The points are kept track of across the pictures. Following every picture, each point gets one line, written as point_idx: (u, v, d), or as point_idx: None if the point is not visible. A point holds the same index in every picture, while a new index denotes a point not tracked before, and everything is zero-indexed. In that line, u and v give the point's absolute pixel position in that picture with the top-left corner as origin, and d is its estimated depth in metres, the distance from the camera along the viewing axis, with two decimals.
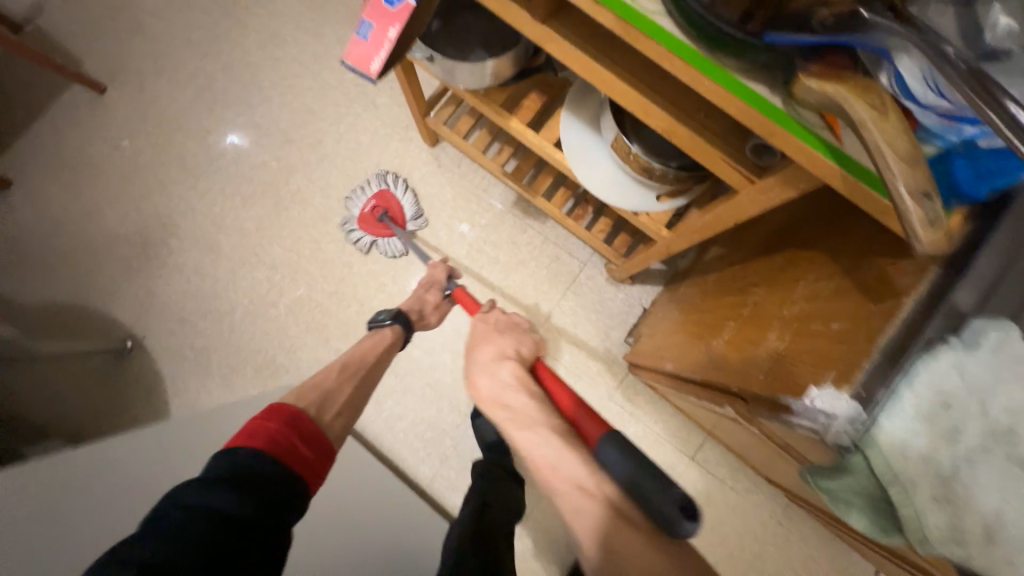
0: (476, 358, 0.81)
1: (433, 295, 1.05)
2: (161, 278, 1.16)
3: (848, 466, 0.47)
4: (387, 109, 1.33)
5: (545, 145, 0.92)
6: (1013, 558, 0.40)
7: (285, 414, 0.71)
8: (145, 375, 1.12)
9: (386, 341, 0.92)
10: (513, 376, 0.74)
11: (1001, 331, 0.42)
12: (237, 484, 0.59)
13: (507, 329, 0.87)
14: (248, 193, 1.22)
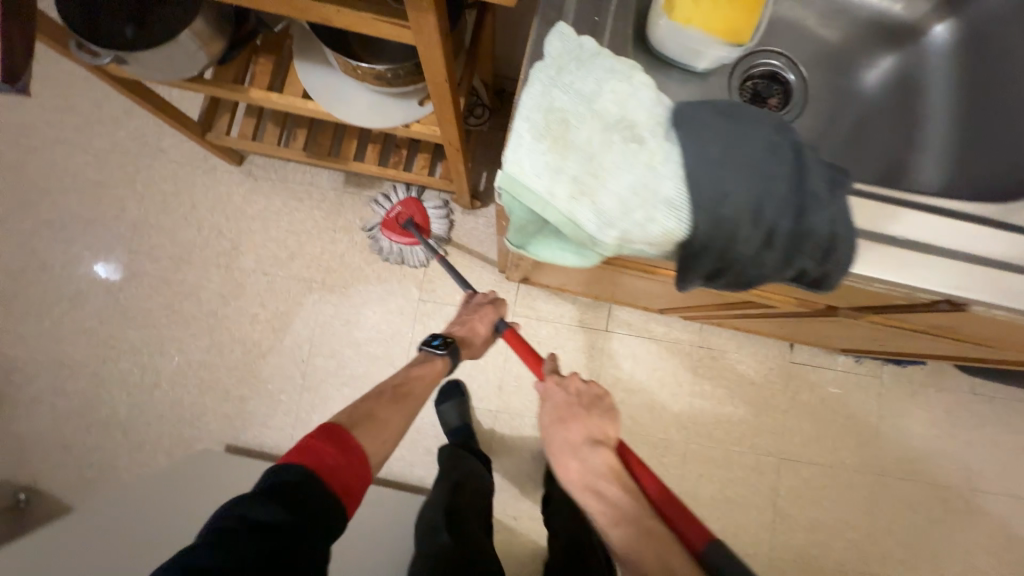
0: (555, 436, 0.68)
1: (484, 322, 0.88)
2: (41, 411, 1.13)
3: (528, 226, 0.38)
4: (177, 147, 1.21)
5: (297, 102, 0.78)
6: (676, 220, 0.35)
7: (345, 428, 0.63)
8: (54, 516, 1.10)
9: (436, 371, 0.79)
10: (608, 464, 0.63)
11: (574, 39, 0.37)
12: (285, 497, 0.54)
13: (595, 403, 0.71)
14: (75, 293, 1.16)
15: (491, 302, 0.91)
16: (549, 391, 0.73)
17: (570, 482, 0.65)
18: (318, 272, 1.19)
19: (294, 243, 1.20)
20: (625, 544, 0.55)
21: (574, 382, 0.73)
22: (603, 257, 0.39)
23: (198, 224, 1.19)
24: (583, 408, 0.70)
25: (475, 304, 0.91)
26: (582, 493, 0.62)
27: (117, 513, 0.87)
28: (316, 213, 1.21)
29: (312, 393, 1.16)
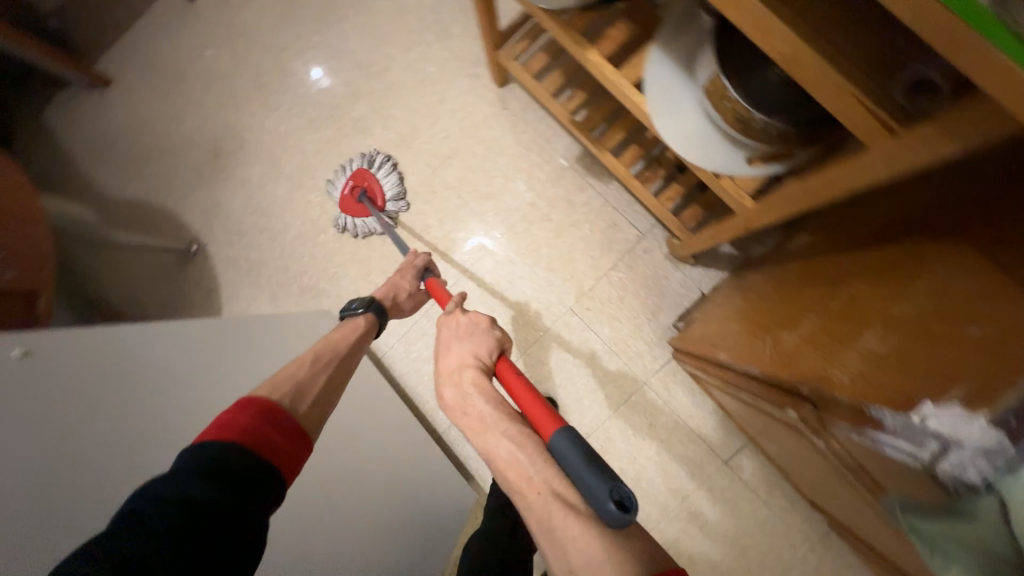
0: (439, 362, 0.66)
1: (407, 280, 0.90)
2: (239, 193, 1.27)
3: (970, 512, 0.33)
4: (460, 40, 1.20)
5: (624, 88, 0.69)
6: None
7: (263, 399, 0.56)
8: (204, 276, 1.26)
9: (359, 330, 0.76)
10: (474, 383, 0.61)
11: None
12: (211, 476, 0.45)
13: (473, 330, 0.68)
14: (313, 116, 1.26)
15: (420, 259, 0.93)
16: (445, 322, 0.71)
17: (445, 403, 0.62)
18: (500, 223, 1.16)
19: (498, 184, 1.17)
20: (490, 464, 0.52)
21: (454, 316, 0.70)
22: None
23: (434, 118, 1.20)
24: (466, 337, 0.67)
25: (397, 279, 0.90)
26: (453, 410, 0.60)
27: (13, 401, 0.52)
28: (534, 171, 1.15)
29: (430, 322, 1.18)
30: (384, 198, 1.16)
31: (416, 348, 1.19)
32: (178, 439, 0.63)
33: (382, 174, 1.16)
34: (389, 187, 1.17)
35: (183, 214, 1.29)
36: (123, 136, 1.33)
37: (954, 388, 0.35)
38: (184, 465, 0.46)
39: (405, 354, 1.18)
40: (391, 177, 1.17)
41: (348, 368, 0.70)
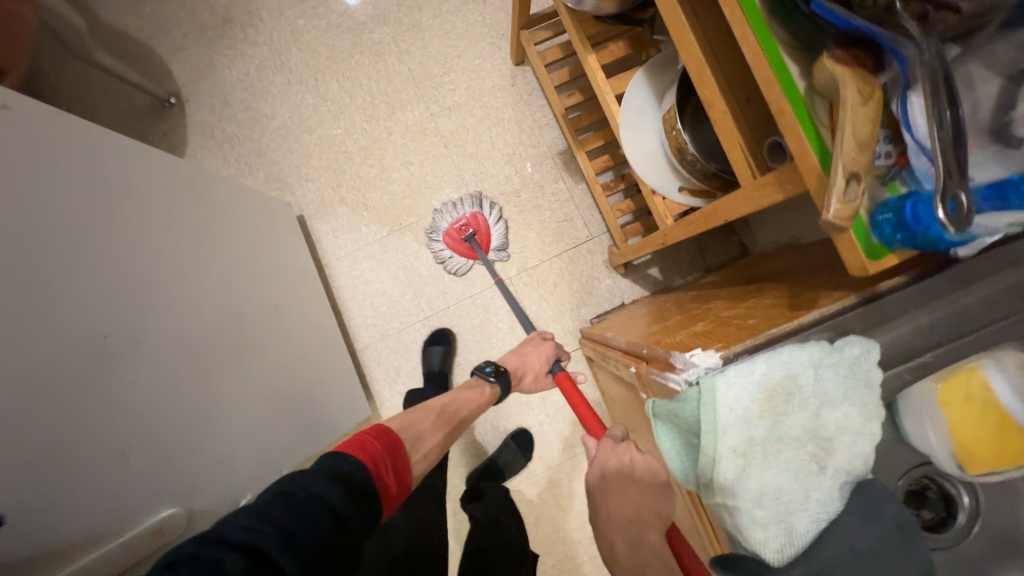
0: (608, 504, 0.58)
1: (536, 358, 1.00)
2: (237, 67, 1.27)
3: (678, 403, 0.39)
4: (495, 8, 1.27)
5: (607, 95, 0.80)
6: (767, 525, 0.35)
7: (393, 435, 0.75)
8: (174, 130, 1.26)
9: (481, 399, 0.92)
10: (656, 549, 0.53)
11: (865, 348, 0.36)
12: (347, 485, 0.61)
13: (652, 477, 0.59)
14: (335, 22, 1.27)
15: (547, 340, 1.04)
16: (600, 451, 0.65)
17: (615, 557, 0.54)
18: (475, 184, 1.25)
19: (484, 149, 1.26)
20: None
21: (626, 449, 0.62)
22: (696, 479, 0.39)
23: (447, 69, 1.27)
24: (637, 478, 0.59)
25: (528, 357, 1.01)
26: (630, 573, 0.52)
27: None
28: (520, 150, 1.25)
29: (380, 249, 1.24)
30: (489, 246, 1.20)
31: (360, 268, 1.25)
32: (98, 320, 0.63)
33: (496, 223, 1.21)
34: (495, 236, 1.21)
35: (171, 64, 1.27)
36: None
37: (716, 343, 0.44)
38: (327, 469, 0.63)
39: (348, 270, 1.24)
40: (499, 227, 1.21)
41: (459, 429, 0.88)
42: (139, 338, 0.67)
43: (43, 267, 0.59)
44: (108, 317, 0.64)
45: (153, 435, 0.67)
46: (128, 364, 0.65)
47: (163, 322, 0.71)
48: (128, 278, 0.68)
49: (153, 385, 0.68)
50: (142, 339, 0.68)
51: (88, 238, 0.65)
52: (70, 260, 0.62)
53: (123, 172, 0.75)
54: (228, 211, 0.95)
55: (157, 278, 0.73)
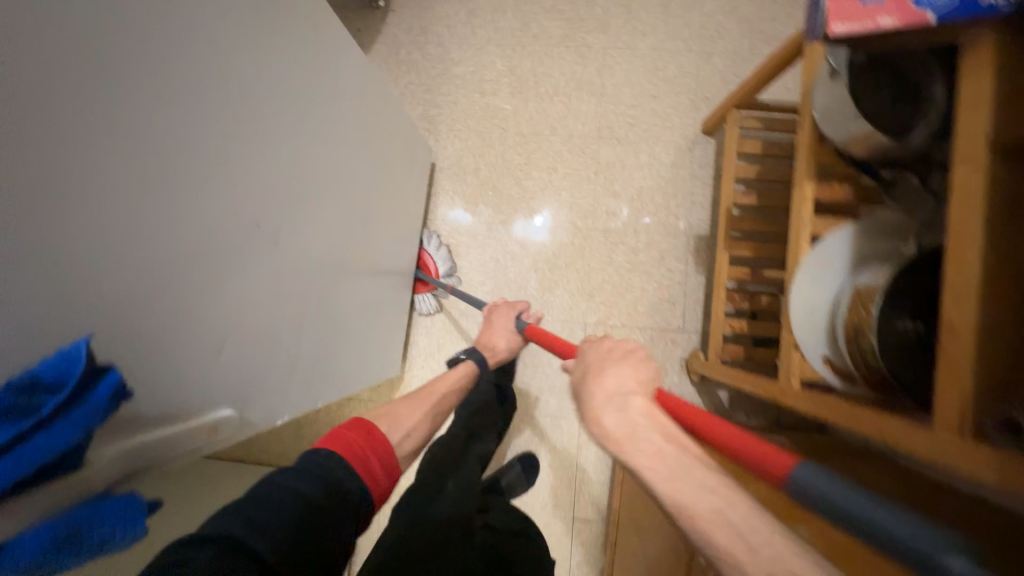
0: (583, 401, 0.52)
1: (502, 321, 1.02)
2: (450, 4, 1.27)
3: None
4: (712, 71, 1.21)
5: (802, 232, 0.75)
6: None
7: (369, 423, 0.66)
8: (366, 29, 1.28)
9: (457, 376, 0.91)
10: (645, 410, 0.48)
11: None
12: (331, 484, 0.54)
13: (628, 354, 0.58)
14: (558, 8, 1.25)
15: (502, 309, 1.05)
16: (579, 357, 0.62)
17: (602, 437, 0.47)
18: (601, 221, 1.21)
19: (629, 193, 1.21)
20: (735, 546, 0.36)
21: (593, 345, 0.62)
22: None
23: (636, 103, 1.22)
24: (620, 359, 0.57)
25: (495, 322, 1.03)
26: (622, 442, 0.45)
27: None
28: (659, 212, 1.20)
29: (483, 232, 1.23)
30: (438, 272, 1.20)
31: (456, 238, 1.24)
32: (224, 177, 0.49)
33: (437, 250, 1.21)
34: (441, 261, 1.21)
35: None
36: None
37: None
38: (308, 467, 0.54)
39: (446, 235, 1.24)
40: (442, 251, 1.21)
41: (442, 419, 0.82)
42: (279, 235, 0.60)
43: (251, 131, 0.52)
44: (268, 210, 0.57)
45: (255, 297, 0.56)
46: (265, 260, 0.58)
47: (301, 227, 0.65)
48: (298, 172, 0.62)
49: (277, 278, 0.61)
50: (282, 239, 0.61)
51: (289, 117, 0.59)
52: (272, 134, 0.55)
53: (331, 63, 0.70)
54: (376, 143, 0.90)
55: (314, 180, 0.67)
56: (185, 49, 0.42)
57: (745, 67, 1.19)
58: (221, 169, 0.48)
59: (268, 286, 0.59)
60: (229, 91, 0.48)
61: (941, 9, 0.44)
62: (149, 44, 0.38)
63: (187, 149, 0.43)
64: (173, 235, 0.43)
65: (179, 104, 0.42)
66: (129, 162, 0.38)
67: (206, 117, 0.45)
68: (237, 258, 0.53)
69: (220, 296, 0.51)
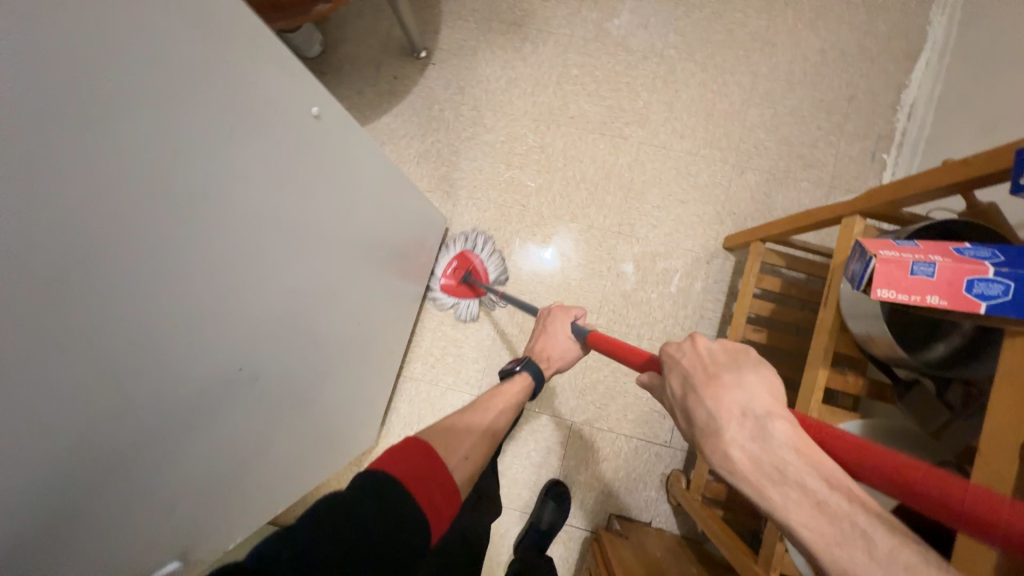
0: (704, 429, 0.46)
1: (558, 328, 0.93)
2: (492, 67, 1.24)
3: None
4: (745, 185, 1.18)
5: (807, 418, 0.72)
6: None
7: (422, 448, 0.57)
8: (403, 78, 1.25)
9: (515, 388, 0.84)
10: (793, 446, 0.41)
11: None
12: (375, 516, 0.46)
13: (741, 361, 0.48)
14: (600, 91, 1.22)
15: (560, 314, 0.96)
16: (677, 361, 0.53)
17: (733, 470, 0.43)
18: (607, 318, 1.18)
19: (640, 295, 1.18)
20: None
21: (697, 347, 0.52)
22: None
23: (662, 205, 1.19)
24: (732, 370, 0.47)
25: (553, 325, 0.95)
26: (766, 489, 0.40)
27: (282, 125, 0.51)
28: (667, 319, 1.17)
29: (486, 306, 1.20)
30: (488, 279, 1.16)
31: (457, 307, 1.20)
32: (212, 317, 0.46)
33: (489, 256, 1.17)
34: (490, 267, 1.17)
35: (443, 26, 1.26)
36: None
37: None
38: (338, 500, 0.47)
39: (447, 302, 1.21)
40: (492, 258, 1.18)
41: (503, 416, 0.79)
42: (262, 369, 0.56)
43: (244, 269, 0.49)
44: (252, 348, 0.53)
45: (233, 431, 0.53)
46: (246, 396, 0.54)
47: (289, 355, 0.61)
48: (292, 300, 0.59)
49: (255, 416, 0.57)
50: (264, 373, 0.57)
51: (292, 248, 0.56)
52: (267, 269, 0.53)
53: (353, 182, 0.69)
54: (390, 242, 0.88)
55: (313, 297, 0.64)
56: (181, 201, 0.40)
57: (779, 189, 1.17)
58: (210, 312, 0.46)
59: (241, 428, 0.55)
60: (222, 235, 0.45)
61: (994, 304, 0.41)
62: (140, 206, 0.36)
63: (169, 299, 0.41)
64: (134, 395, 0.40)
65: (162, 257, 0.40)
66: (95, 331, 0.36)
67: (191, 262, 0.42)
68: (220, 395, 0.50)
69: (184, 451, 0.47)
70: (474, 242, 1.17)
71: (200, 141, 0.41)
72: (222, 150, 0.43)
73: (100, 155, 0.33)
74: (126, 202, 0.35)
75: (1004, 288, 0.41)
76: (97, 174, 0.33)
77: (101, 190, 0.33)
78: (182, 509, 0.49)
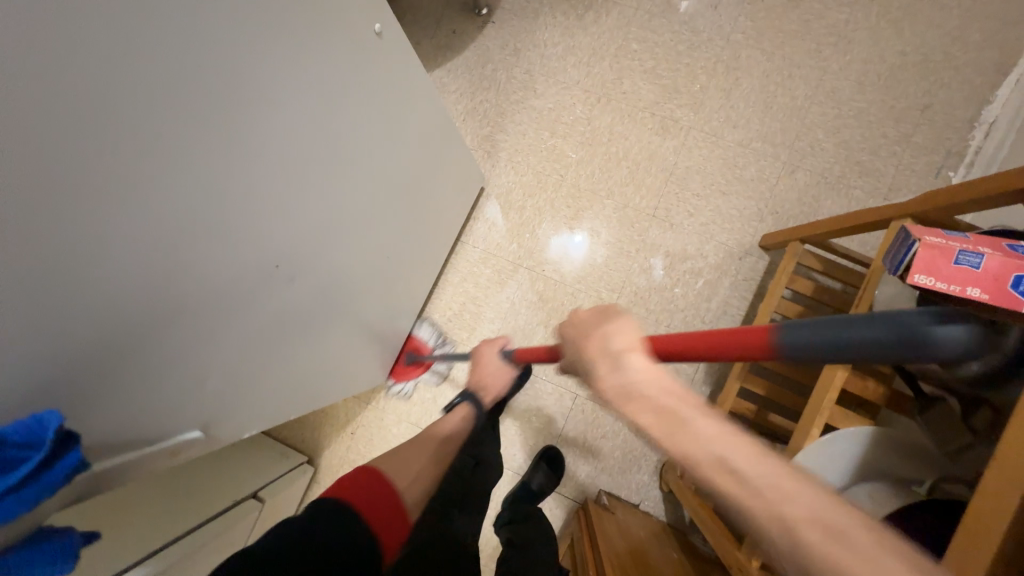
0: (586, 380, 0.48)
1: (487, 358, 0.94)
2: (551, 33, 1.23)
3: None
4: (793, 186, 1.14)
5: (817, 416, 0.71)
6: None
7: (370, 474, 0.55)
8: (462, 34, 1.25)
9: (454, 416, 0.83)
10: (646, 377, 0.44)
11: None
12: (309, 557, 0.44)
13: (605, 314, 0.50)
14: (657, 70, 1.19)
15: (488, 346, 0.96)
16: (561, 331, 0.54)
17: (609, 407, 0.45)
18: (627, 299, 1.17)
19: (664, 282, 1.16)
20: (775, 531, 0.35)
21: (573, 314, 0.54)
22: None
23: (702, 194, 1.16)
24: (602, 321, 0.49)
25: (480, 360, 0.94)
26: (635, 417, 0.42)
27: (345, 30, 0.52)
28: (689, 310, 1.15)
29: (509, 270, 1.21)
30: (430, 348, 1.18)
31: (481, 268, 1.22)
32: (256, 205, 0.48)
33: (424, 331, 1.19)
34: (428, 336, 1.19)
35: None
36: None
37: None
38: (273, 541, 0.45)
39: (472, 261, 1.22)
40: (427, 328, 1.19)
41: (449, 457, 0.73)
42: (297, 271, 0.59)
43: (297, 165, 0.51)
44: (291, 247, 0.56)
45: (261, 323, 0.56)
46: (277, 292, 0.57)
47: (325, 266, 0.64)
48: (337, 213, 0.62)
49: (285, 314, 0.60)
50: (300, 276, 0.59)
51: (342, 160, 0.58)
52: (317, 172, 0.55)
53: (403, 111, 0.70)
54: (429, 183, 0.89)
55: (353, 217, 0.66)
56: (250, 78, 0.42)
57: (828, 194, 1.12)
58: (252, 200, 0.47)
59: (271, 321, 0.58)
60: (283, 125, 0.47)
61: None
62: (198, 72, 0.37)
63: (220, 176, 0.42)
64: (189, 259, 0.43)
65: (217, 130, 0.41)
66: (149, 189, 0.37)
67: (249, 143, 0.44)
68: (252, 284, 0.52)
69: (220, 327, 0.50)
70: (416, 327, 1.19)
71: (272, 24, 0.42)
72: (278, 37, 0.43)
73: (186, 13, 0.35)
74: (196, 67, 0.37)
75: None
76: (180, 32, 0.35)
77: (187, 48, 0.36)
78: (211, 380, 0.53)
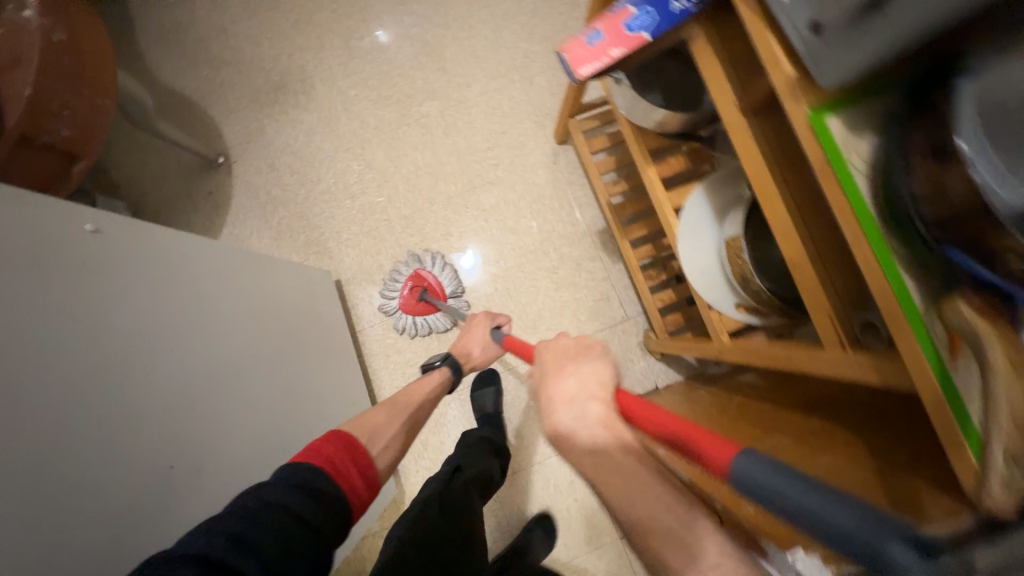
0: (550, 394, 0.56)
1: (478, 333, 1.03)
2: (286, 130, 1.31)
3: None
4: (540, 89, 1.31)
5: (666, 208, 0.82)
6: None
7: (352, 439, 0.68)
8: (219, 187, 1.29)
9: (432, 383, 0.92)
10: (601, 416, 0.51)
11: None
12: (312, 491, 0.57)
13: (585, 351, 0.60)
14: (384, 93, 1.31)
15: (480, 320, 1.05)
16: (541, 355, 0.64)
17: (558, 435, 0.52)
18: (512, 257, 1.25)
19: (523, 222, 1.26)
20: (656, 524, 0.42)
21: (560, 340, 0.63)
22: None
23: (491, 143, 1.29)
24: (573, 359, 0.59)
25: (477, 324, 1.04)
26: (577, 448, 0.49)
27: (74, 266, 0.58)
28: (558, 225, 1.26)
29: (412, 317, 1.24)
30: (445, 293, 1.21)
31: (392, 335, 1.24)
32: (112, 435, 0.55)
33: (443, 272, 1.22)
34: (447, 280, 1.22)
35: (222, 126, 1.31)
36: (197, 31, 1.35)
37: None
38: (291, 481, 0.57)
39: (380, 336, 1.24)
40: (448, 272, 1.22)
41: (421, 423, 0.86)
42: (199, 458, 0.64)
43: (115, 390, 0.57)
44: (177, 443, 0.62)
45: (197, 521, 0.62)
46: (191, 486, 0.62)
47: (220, 441, 0.69)
48: (202, 393, 0.68)
49: (218, 503, 0.66)
50: (201, 461, 0.65)
51: (155, 355, 0.63)
52: (132, 380, 0.59)
53: (191, 275, 0.75)
54: (282, 311, 0.93)
55: (221, 383, 0.72)
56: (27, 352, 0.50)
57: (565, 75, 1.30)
58: (105, 438, 0.54)
59: (206, 514, 0.64)
60: (64, 371, 0.52)
61: (648, 28, 0.52)
62: None
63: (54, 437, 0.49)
64: (79, 509, 0.49)
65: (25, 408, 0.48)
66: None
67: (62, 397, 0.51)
68: (162, 494, 0.58)
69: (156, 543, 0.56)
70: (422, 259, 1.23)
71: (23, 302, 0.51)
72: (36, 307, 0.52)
73: None
74: None
75: (648, 14, 0.52)
76: None
77: None
78: None
